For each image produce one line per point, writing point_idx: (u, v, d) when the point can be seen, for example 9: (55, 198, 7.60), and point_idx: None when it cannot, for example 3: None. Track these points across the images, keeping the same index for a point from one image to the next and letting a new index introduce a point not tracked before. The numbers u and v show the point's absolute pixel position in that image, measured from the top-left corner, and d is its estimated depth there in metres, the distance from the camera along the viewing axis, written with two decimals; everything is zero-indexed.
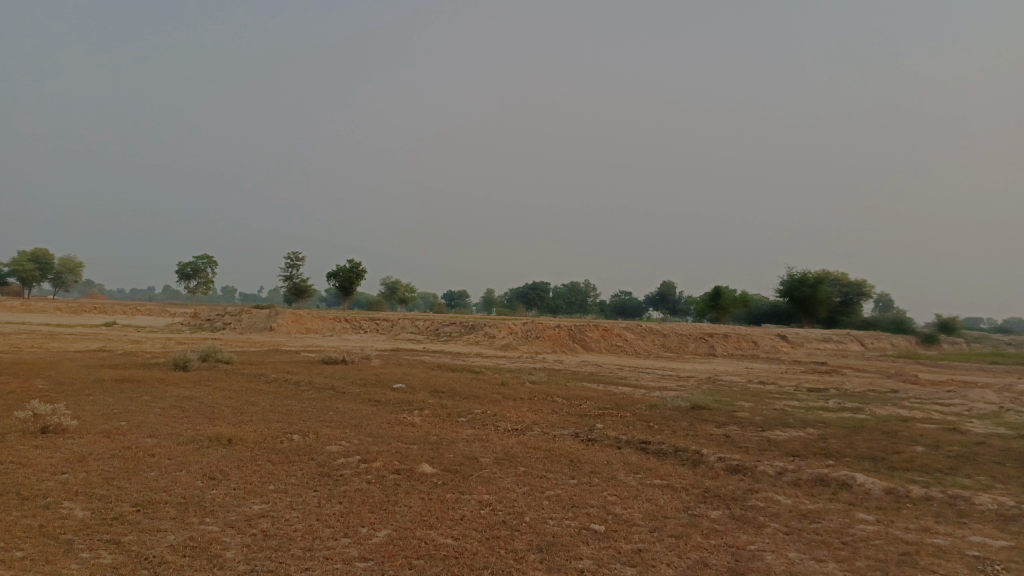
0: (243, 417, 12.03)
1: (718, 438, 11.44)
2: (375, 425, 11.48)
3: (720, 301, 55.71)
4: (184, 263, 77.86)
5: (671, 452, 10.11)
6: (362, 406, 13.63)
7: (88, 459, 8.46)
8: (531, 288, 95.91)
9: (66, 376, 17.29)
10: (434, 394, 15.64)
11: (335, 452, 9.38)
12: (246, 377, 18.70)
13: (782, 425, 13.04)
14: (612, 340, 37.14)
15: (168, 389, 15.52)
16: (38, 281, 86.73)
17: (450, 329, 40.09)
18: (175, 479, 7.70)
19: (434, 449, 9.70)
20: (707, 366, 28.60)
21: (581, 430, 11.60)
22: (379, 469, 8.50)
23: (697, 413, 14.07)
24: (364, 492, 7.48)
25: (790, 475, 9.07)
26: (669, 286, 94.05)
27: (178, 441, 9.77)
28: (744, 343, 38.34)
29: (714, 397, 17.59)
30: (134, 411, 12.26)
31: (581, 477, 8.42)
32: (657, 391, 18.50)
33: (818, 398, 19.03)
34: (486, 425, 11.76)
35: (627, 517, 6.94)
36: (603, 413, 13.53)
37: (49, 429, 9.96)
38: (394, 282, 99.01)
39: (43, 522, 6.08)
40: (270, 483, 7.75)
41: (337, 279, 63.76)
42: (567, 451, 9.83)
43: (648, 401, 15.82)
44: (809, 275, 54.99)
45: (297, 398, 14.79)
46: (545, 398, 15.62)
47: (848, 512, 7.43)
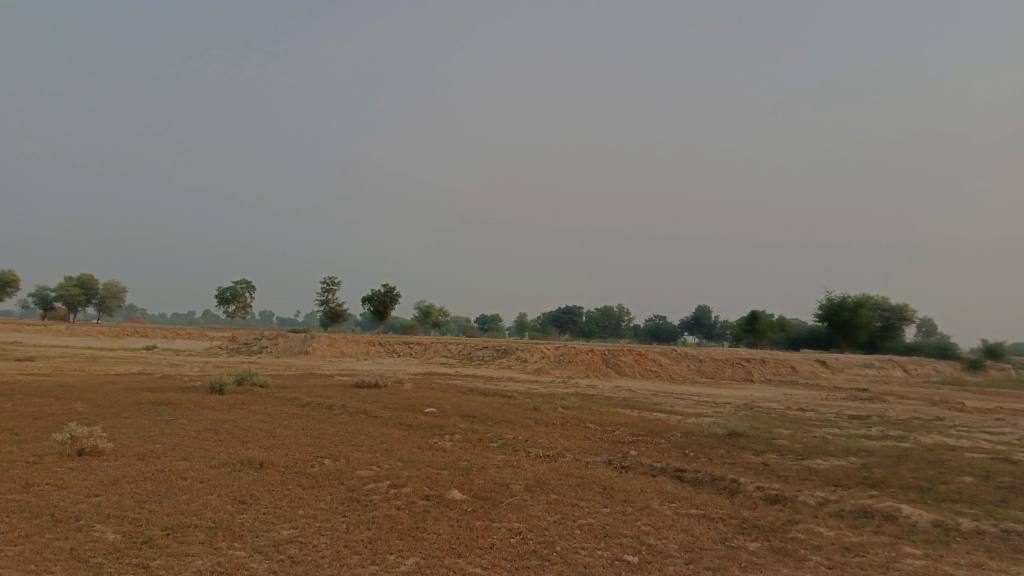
0: (275, 440, 12.06)
1: (756, 466, 11.14)
2: (405, 450, 11.42)
3: (756, 325, 54.86)
4: (223, 288, 79.24)
5: (707, 480, 9.85)
6: (393, 430, 13.59)
7: (122, 482, 8.52)
8: (565, 312, 95.63)
9: (105, 399, 17.58)
10: (465, 419, 15.53)
11: (366, 477, 9.31)
12: (280, 400, 18.82)
13: (823, 454, 12.66)
14: (647, 365, 36.69)
15: (203, 412, 15.67)
16: (83, 306, 88.96)
17: (482, 353, 40.02)
18: (206, 503, 7.70)
19: (464, 475, 9.58)
20: (744, 392, 28.05)
21: (614, 456, 11.38)
22: (409, 494, 8.40)
23: (734, 440, 13.74)
24: (393, 518, 7.39)
25: (832, 505, 8.75)
26: (705, 310, 92.97)
27: (211, 464, 9.81)
28: (783, 368, 37.59)
29: (751, 423, 17.18)
30: (169, 434, 12.38)
31: (613, 505, 8.22)
32: (692, 417, 18.14)
33: (860, 425, 18.49)
34: (518, 451, 11.61)
35: (661, 547, 6.73)
36: (637, 439, 13.29)
37: (85, 451, 10.09)
38: (427, 306, 99.61)
39: (74, 545, 6.10)
40: (299, 508, 7.71)
41: (371, 304, 64.30)
42: (599, 478, 9.62)
43: (683, 428, 15.51)
44: (848, 299, 53.92)
45: (329, 422, 14.82)
46: (578, 424, 15.41)
47: (894, 545, 7.11)
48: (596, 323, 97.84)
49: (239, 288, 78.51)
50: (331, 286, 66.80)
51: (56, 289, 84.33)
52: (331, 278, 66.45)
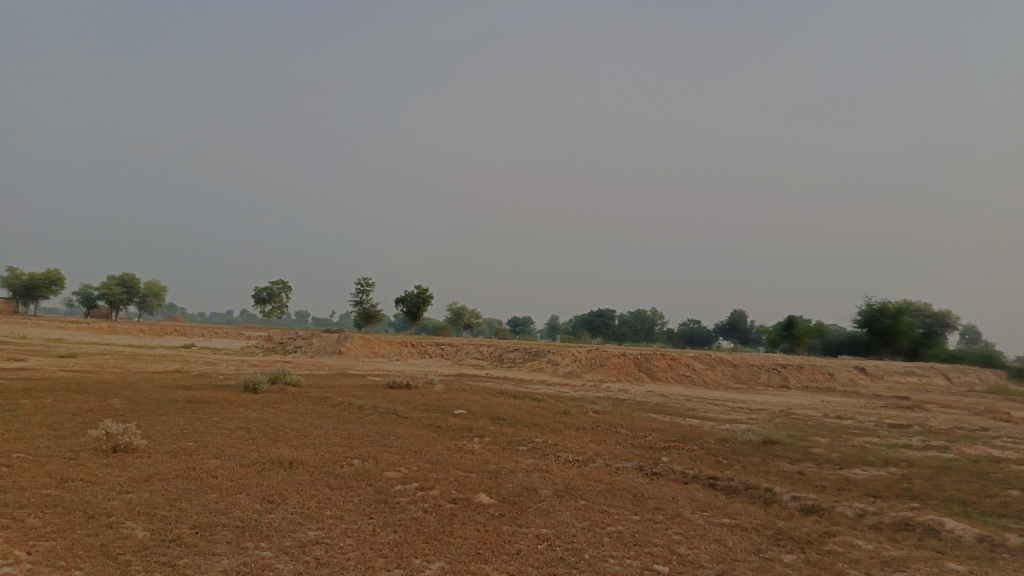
0: (306, 440, 12.11)
1: (792, 475, 10.86)
2: (434, 451, 11.37)
3: (793, 331, 53.93)
4: (260, 288, 80.40)
5: (741, 489, 9.62)
6: (423, 431, 13.57)
7: (154, 479, 8.59)
8: (598, 315, 95.38)
9: (142, 396, 17.88)
10: (495, 421, 15.45)
11: (394, 478, 9.28)
12: (313, 399, 18.96)
13: (862, 463, 12.31)
14: (680, 369, 36.24)
15: (236, 411, 15.84)
16: (125, 305, 90.90)
17: (513, 355, 39.95)
18: (235, 502, 7.73)
19: (493, 479, 9.50)
20: (779, 399, 27.51)
21: (645, 463, 11.20)
22: (437, 497, 8.34)
23: (769, 448, 13.44)
24: (419, 521, 7.32)
25: (872, 517, 8.47)
26: (741, 315, 91.79)
27: (242, 463, 9.88)
28: (820, 374, 36.86)
29: (787, 431, 16.80)
30: (202, 432, 12.51)
31: (644, 513, 8.06)
32: (727, 424, 17.80)
33: (901, 434, 17.96)
34: (547, 455, 11.50)
35: (692, 558, 6.56)
36: (669, 446, 13.07)
37: (119, 448, 10.22)
38: (460, 308, 100.04)
39: (103, 541, 6.13)
40: (327, 508, 7.69)
41: (405, 304, 64.71)
42: (630, 485, 9.45)
43: (716, 434, 15.22)
44: (889, 305, 52.73)
45: (360, 422, 14.88)
46: (608, 428, 15.24)
47: (937, 561, 6.83)
48: (629, 326, 97.13)
49: (275, 288, 79.64)
50: (365, 287, 67.34)
51: (99, 287, 86.44)
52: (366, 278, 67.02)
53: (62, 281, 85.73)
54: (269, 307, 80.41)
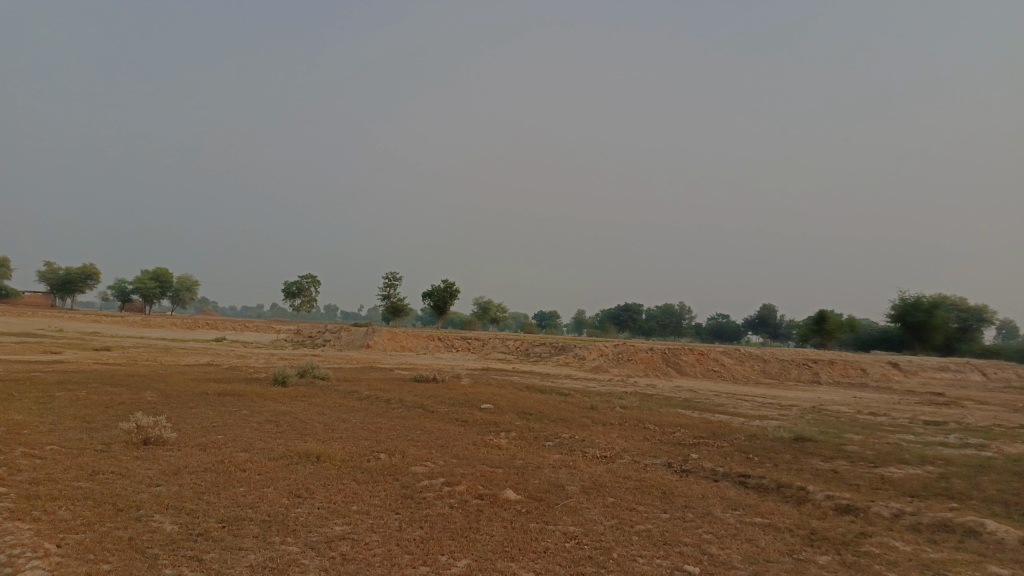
0: (333, 434, 12.14)
1: (825, 473, 10.62)
2: (460, 446, 11.32)
3: (824, 325, 53.06)
4: (290, 282, 81.25)
5: (773, 487, 9.42)
6: (449, 426, 13.54)
7: (183, 472, 8.64)
8: (624, 308, 95.00)
9: (173, 389, 18.11)
10: (522, 416, 15.35)
11: (420, 473, 9.24)
12: (340, 393, 19.07)
13: (897, 462, 11.99)
14: (709, 364, 35.84)
15: (265, 404, 15.95)
16: (158, 298, 92.39)
17: (540, 350, 39.84)
18: (262, 496, 7.73)
19: (519, 474, 9.41)
20: (811, 395, 27.01)
21: (674, 459, 11.03)
22: (463, 493, 8.27)
23: (800, 445, 13.17)
24: (446, 517, 7.26)
25: (909, 518, 8.23)
26: (770, 309, 90.76)
27: (269, 456, 9.91)
28: (852, 370, 36.21)
29: (818, 428, 16.49)
30: (231, 425, 12.59)
31: (673, 511, 7.92)
32: (757, 420, 17.52)
33: (937, 431, 17.52)
34: (574, 451, 11.37)
35: (724, 558, 6.41)
36: (698, 442, 12.87)
37: (150, 441, 10.32)
38: (486, 302, 100.28)
39: (132, 535, 6.16)
40: (354, 503, 7.67)
41: (432, 299, 64.93)
42: (659, 482, 9.30)
43: (746, 431, 14.97)
44: (923, 299, 51.64)
45: (387, 416, 14.90)
46: (636, 424, 15.07)
47: (979, 564, 6.59)
48: (657, 321, 96.35)
49: (303, 282, 80.42)
50: (392, 280, 67.64)
51: (132, 281, 87.93)
52: (393, 273, 67.34)
53: (98, 276, 87.45)
54: (298, 301, 81.23)
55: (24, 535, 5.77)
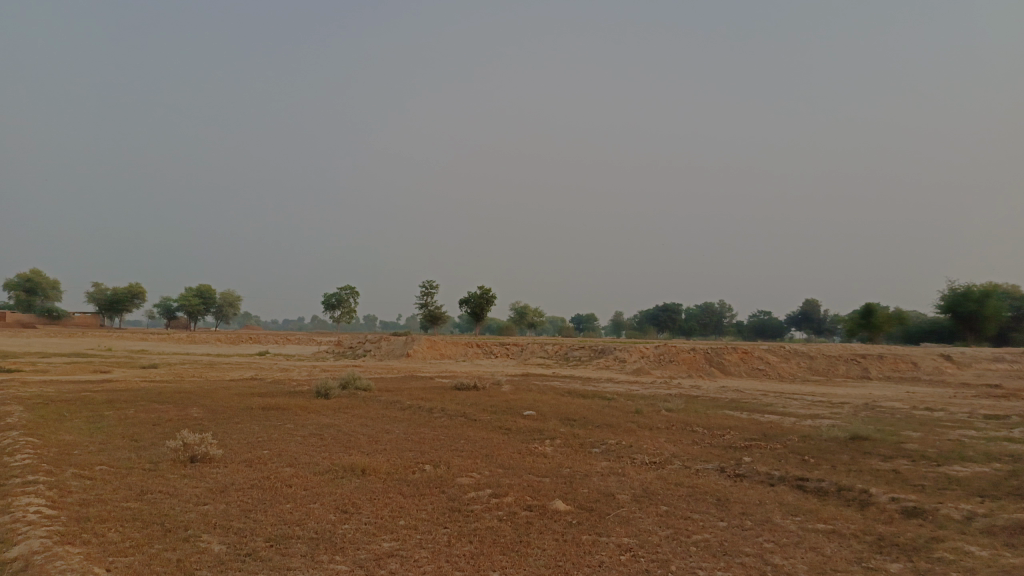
0: (377, 445, 12.06)
1: (887, 474, 10.17)
2: (505, 455, 11.13)
3: (872, 319, 51.71)
4: (329, 295, 82.21)
5: (833, 491, 9.03)
6: (494, 434, 13.36)
7: (230, 490, 8.62)
8: (662, 309, 94.21)
9: (219, 405, 18.29)
10: (565, 422, 15.10)
11: (466, 485, 9.06)
12: (383, 403, 19.04)
13: (962, 460, 11.45)
14: (753, 363, 35.12)
15: (309, 417, 16.00)
16: (203, 315, 94.29)
17: (579, 353, 39.53)
18: (309, 512, 7.64)
19: (567, 484, 9.17)
20: (861, 392, 26.17)
21: (726, 463, 10.69)
22: (512, 505, 8.07)
23: (857, 445, 12.67)
24: (495, 530, 7.07)
25: (983, 520, 7.78)
26: (813, 304, 89.02)
27: (315, 471, 9.83)
28: (902, 364, 35.15)
29: (874, 425, 15.92)
30: (275, 439, 12.60)
31: (730, 519, 7.61)
32: (809, 419, 17.01)
33: (1000, 426, 16.81)
34: (623, 458, 11.11)
35: (789, 569, 6.10)
36: (750, 444, 12.48)
37: (196, 458, 10.37)
38: (523, 307, 100.27)
39: (181, 556, 6.11)
40: (401, 518, 7.53)
41: (469, 306, 65.03)
42: (713, 488, 8.99)
43: (799, 431, 14.49)
44: (974, 288, 50.04)
45: (430, 425, 14.80)
46: (684, 427, 14.73)
47: None
48: (697, 320, 95.05)
49: (343, 293, 81.28)
50: (430, 288, 67.87)
51: (177, 298, 89.93)
52: (430, 282, 67.62)
53: (144, 295, 89.70)
54: (338, 312, 82.12)
55: (73, 559, 5.73)
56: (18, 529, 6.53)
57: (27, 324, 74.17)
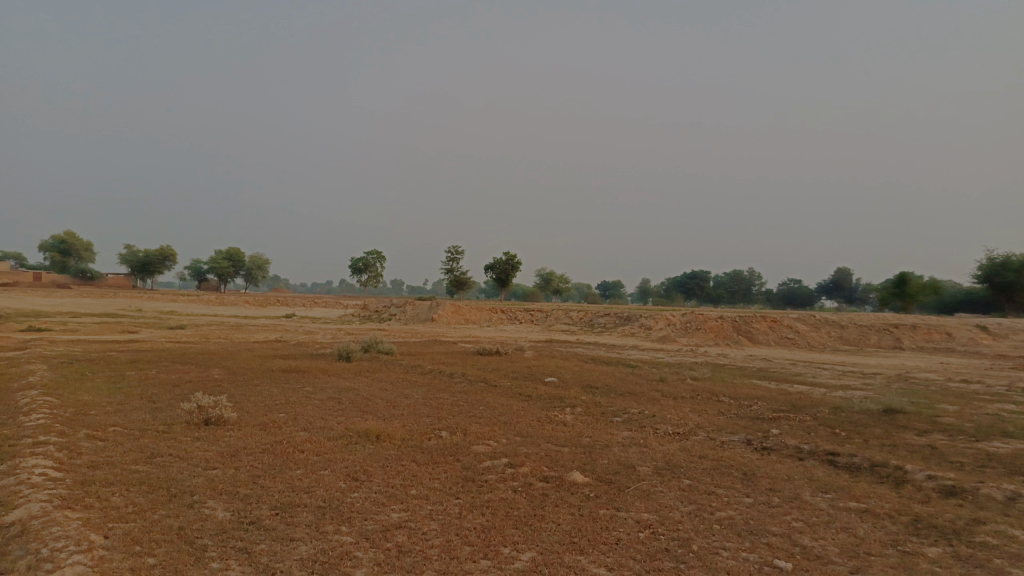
0: (394, 411, 11.83)
1: (922, 450, 9.72)
2: (524, 423, 10.85)
3: (906, 289, 50.40)
4: (356, 259, 82.55)
5: (866, 467, 8.62)
6: (513, 401, 13.08)
7: (240, 454, 8.44)
8: (690, 277, 93.23)
9: (241, 366, 18.29)
10: (586, 390, 14.76)
11: (482, 453, 8.80)
12: (404, 367, 18.93)
13: (1003, 435, 10.90)
14: (782, 331, 34.38)
15: (329, 380, 15.89)
16: (233, 278, 95.34)
17: (604, 320, 39.09)
18: (319, 479, 7.41)
19: (587, 454, 8.87)
20: (894, 362, 25.48)
21: (754, 436, 10.28)
22: (527, 475, 7.77)
23: (891, 418, 12.16)
24: (508, 503, 6.77)
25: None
26: (845, 272, 87.36)
27: (329, 436, 9.63)
28: (936, 334, 34.23)
29: (908, 398, 15.34)
30: (293, 402, 12.48)
31: (757, 495, 7.25)
32: (839, 390, 16.51)
33: None
34: (645, 428, 10.78)
35: (820, 551, 5.73)
36: (778, 416, 12.06)
37: (211, 421, 10.24)
38: (549, 273, 99.99)
39: (183, 524, 5.91)
40: (413, 487, 7.28)
41: (494, 272, 64.72)
42: (738, 462, 8.63)
43: (830, 403, 14.01)
44: (1013, 258, 48.42)
45: (449, 390, 14.60)
46: (709, 397, 14.33)
47: None
48: (725, 287, 94.02)
49: (370, 258, 81.56)
50: (454, 254, 67.68)
51: (208, 261, 91.02)
52: (455, 248, 67.44)
53: (175, 257, 90.87)
54: (365, 276, 82.54)
55: (70, 526, 5.52)
56: (21, 491, 6.38)
57: (63, 284, 75.57)
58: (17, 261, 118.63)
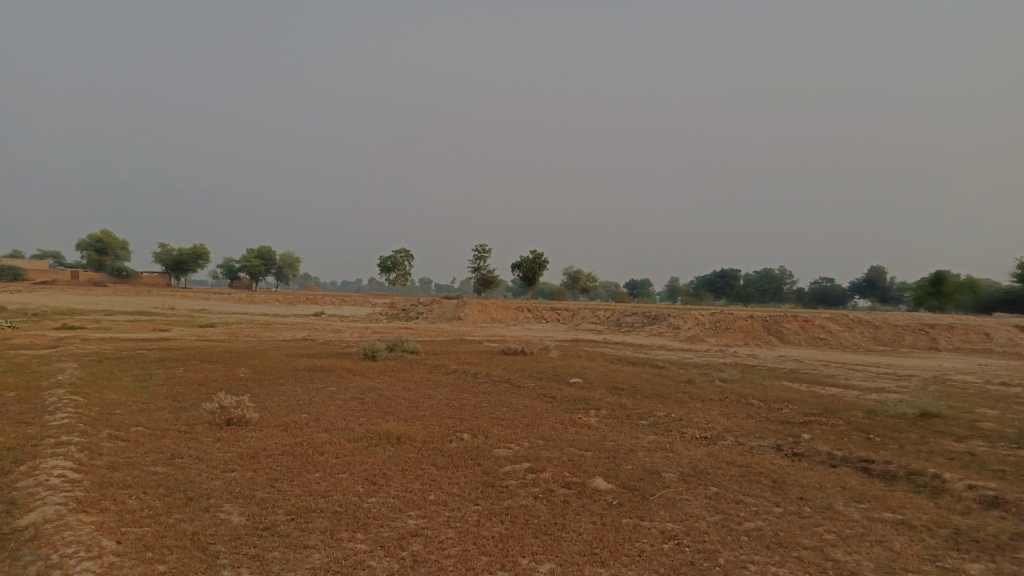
0: (417, 412, 11.73)
1: (961, 457, 9.33)
2: (547, 426, 10.66)
3: (942, 288, 49.21)
4: (385, 258, 82.96)
5: (902, 475, 8.29)
6: (537, 403, 12.90)
7: (259, 456, 8.37)
8: (720, 275, 92.18)
9: (267, 365, 18.34)
10: (612, 392, 14.51)
11: (503, 457, 8.62)
12: (429, 367, 18.85)
13: None
14: (814, 331, 33.71)
15: (353, 380, 15.84)
16: (264, 277, 96.35)
17: (632, 319, 38.73)
18: (337, 484, 7.30)
19: (610, 459, 8.64)
20: (931, 364, 24.78)
21: (784, 441, 9.97)
22: (549, 481, 7.59)
23: (927, 423, 11.74)
24: (528, 510, 6.59)
25: None
26: (879, 271, 85.67)
27: (349, 438, 9.53)
28: (974, 334, 33.30)
29: (945, 402, 14.85)
30: (316, 403, 12.41)
31: (787, 505, 6.99)
32: (873, 392, 16.07)
33: None
34: (671, 431, 10.53)
35: (853, 567, 5.45)
36: (810, 420, 11.72)
37: (232, 421, 10.20)
38: (576, 272, 99.73)
39: (197, 528, 5.83)
40: (431, 492, 7.13)
41: (521, 271, 64.57)
42: (767, 469, 8.35)
43: (863, 406, 13.59)
44: None
45: (473, 391, 14.47)
46: (738, 399, 14.00)
47: None
48: (755, 286, 92.81)
49: (398, 256, 81.95)
50: (481, 253, 67.70)
51: (240, 260, 92.11)
52: (483, 246, 67.46)
53: (207, 256, 92.10)
54: (393, 275, 82.92)
55: (83, 530, 5.46)
56: (37, 493, 6.35)
57: (99, 283, 77.00)
58: (56, 260, 121.25)
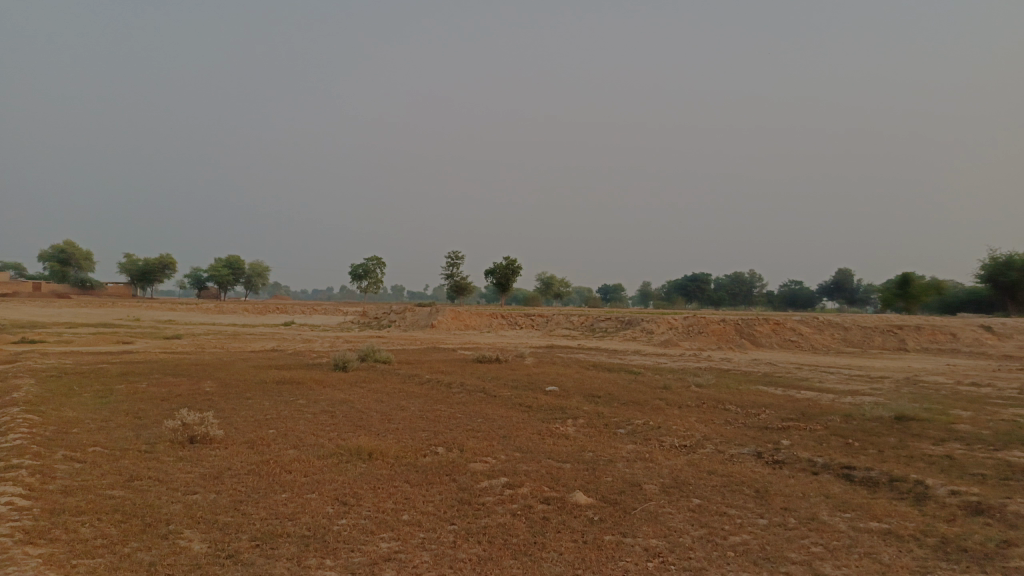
0: (389, 425, 11.40)
1: (940, 461, 9.26)
2: (524, 437, 10.40)
3: (908, 290, 49.92)
4: (356, 266, 82.12)
5: (884, 482, 8.17)
6: (513, 413, 12.63)
7: (223, 476, 7.99)
8: (691, 280, 92.89)
9: (233, 378, 17.80)
10: (589, 400, 14.30)
11: (479, 472, 8.33)
12: (402, 377, 18.47)
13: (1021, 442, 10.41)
14: (786, 334, 33.88)
15: (324, 392, 15.41)
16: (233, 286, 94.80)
17: (605, 324, 38.69)
18: (306, 505, 6.97)
19: (590, 471, 8.41)
20: (901, 365, 25.02)
21: (764, 448, 9.82)
22: (527, 497, 7.34)
23: (904, 426, 11.70)
24: (507, 529, 6.33)
25: None
26: (847, 273, 86.85)
27: (319, 455, 9.18)
28: (941, 335, 33.73)
29: (919, 403, 14.89)
30: (284, 417, 12.01)
31: (772, 516, 6.81)
32: (848, 395, 16.07)
33: None
34: (650, 440, 10.33)
35: None
36: (788, 426, 11.60)
37: (196, 439, 9.80)
38: (549, 277, 99.75)
39: (155, 558, 5.47)
40: (405, 512, 6.83)
41: (495, 277, 64.33)
42: (749, 478, 8.19)
43: (840, 410, 13.53)
44: (1017, 257, 47.09)
45: (447, 402, 14.14)
46: (715, 405, 13.87)
47: None
48: (726, 290, 93.57)
49: (370, 264, 81.24)
50: (454, 260, 67.33)
51: (208, 270, 90.49)
52: (456, 252, 67.19)
53: (174, 265, 90.39)
54: (365, 283, 82.11)
55: (28, 565, 5.08)
56: None
57: (61, 294, 75.10)
58: (18, 272, 118.32)
